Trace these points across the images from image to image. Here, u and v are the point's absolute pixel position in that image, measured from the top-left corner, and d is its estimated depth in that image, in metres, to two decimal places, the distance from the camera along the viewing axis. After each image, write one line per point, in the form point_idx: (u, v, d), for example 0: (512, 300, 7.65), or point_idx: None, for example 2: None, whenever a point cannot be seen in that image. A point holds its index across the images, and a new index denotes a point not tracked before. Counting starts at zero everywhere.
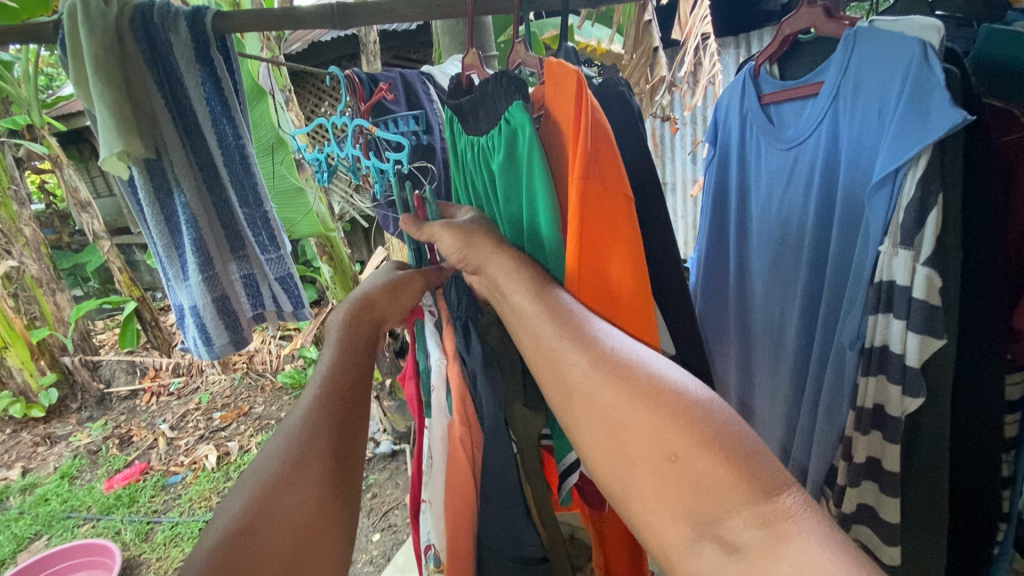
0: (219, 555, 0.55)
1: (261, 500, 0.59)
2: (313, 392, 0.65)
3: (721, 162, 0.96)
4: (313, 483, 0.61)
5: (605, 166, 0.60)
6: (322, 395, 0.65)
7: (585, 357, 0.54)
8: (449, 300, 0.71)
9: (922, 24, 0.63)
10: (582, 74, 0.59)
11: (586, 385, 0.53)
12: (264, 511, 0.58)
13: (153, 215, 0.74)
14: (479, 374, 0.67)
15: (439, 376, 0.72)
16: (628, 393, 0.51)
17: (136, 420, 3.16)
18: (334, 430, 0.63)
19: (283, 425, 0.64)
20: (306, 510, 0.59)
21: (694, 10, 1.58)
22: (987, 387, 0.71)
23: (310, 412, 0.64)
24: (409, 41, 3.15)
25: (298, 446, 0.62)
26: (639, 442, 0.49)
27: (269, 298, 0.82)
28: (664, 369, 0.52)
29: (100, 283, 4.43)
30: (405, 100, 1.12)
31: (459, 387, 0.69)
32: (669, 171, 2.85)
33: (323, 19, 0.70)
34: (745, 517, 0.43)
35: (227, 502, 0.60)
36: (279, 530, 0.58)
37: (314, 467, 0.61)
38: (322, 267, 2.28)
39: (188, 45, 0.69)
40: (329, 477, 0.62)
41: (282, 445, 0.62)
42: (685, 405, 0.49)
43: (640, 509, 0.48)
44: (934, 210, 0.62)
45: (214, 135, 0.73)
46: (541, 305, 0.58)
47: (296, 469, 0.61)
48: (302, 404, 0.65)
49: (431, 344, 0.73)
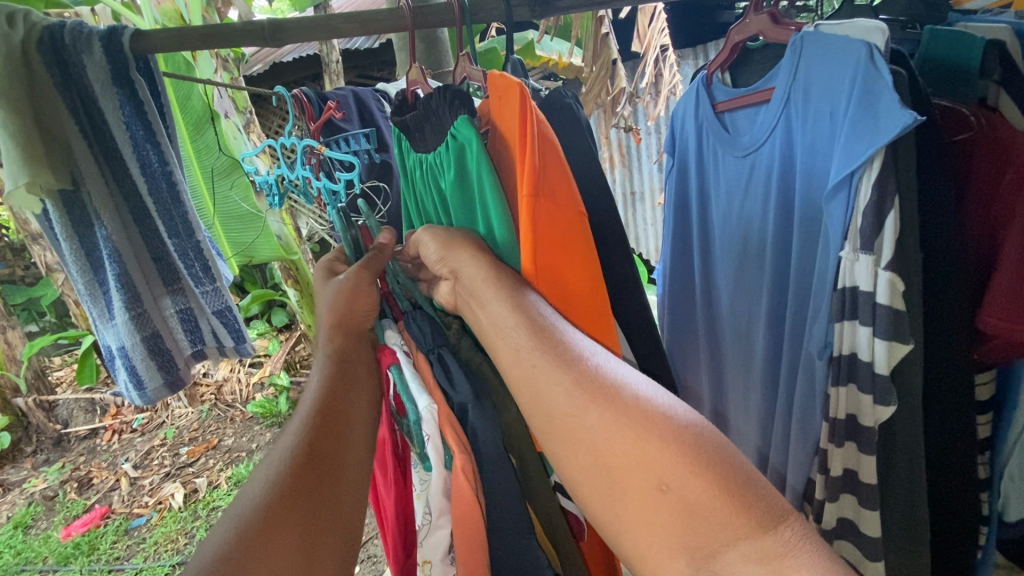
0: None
1: (243, 540, 0.47)
2: (301, 413, 0.57)
3: (679, 173, 0.95)
4: (308, 489, 0.51)
5: (556, 184, 0.57)
6: (311, 412, 0.57)
7: (562, 370, 0.49)
8: (412, 335, 0.63)
9: (867, 27, 0.62)
10: (525, 86, 0.56)
11: (564, 409, 0.47)
12: (255, 537, 0.47)
13: (72, 251, 0.68)
14: (470, 404, 0.57)
15: (433, 430, 0.55)
16: (614, 418, 0.45)
17: (96, 460, 2.98)
18: (323, 446, 0.54)
19: (271, 449, 0.55)
20: (292, 548, 0.48)
21: (650, 23, 1.61)
22: (956, 387, 0.69)
23: (299, 431, 0.55)
24: (370, 58, 3.12)
25: (285, 459, 0.53)
26: (627, 469, 0.44)
27: (208, 333, 0.76)
28: (651, 392, 0.47)
29: (56, 318, 4.20)
30: (357, 116, 1.09)
31: (458, 435, 0.55)
32: (636, 181, 2.89)
33: (254, 36, 0.66)
34: (744, 550, 0.39)
35: (215, 527, 0.49)
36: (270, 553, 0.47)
37: (301, 495, 0.51)
38: (290, 291, 2.16)
39: (103, 67, 0.64)
40: (322, 506, 0.51)
41: (272, 463, 0.53)
42: (673, 434, 0.44)
43: (630, 541, 0.44)
44: (891, 213, 0.61)
45: (136, 162, 0.67)
46: (518, 312, 0.52)
47: (283, 494, 0.50)
48: (290, 427, 0.56)
49: (415, 389, 0.57)
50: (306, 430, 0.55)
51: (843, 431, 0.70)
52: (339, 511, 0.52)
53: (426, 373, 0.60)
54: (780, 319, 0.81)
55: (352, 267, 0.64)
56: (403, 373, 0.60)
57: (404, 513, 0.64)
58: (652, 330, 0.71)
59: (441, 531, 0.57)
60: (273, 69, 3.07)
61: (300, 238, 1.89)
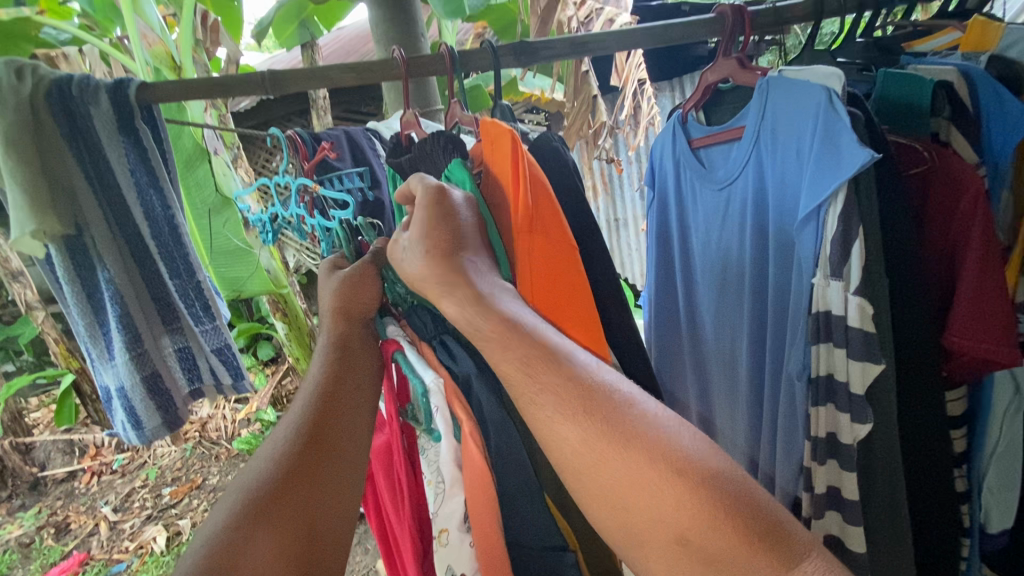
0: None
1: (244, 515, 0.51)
2: (302, 400, 0.61)
3: (660, 205, 0.99)
4: (305, 474, 0.55)
5: (551, 224, 0.61)
6: (313, 398, 0.60)
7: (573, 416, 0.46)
8: (412, 326, 0.65)
9: (824, 73, 0.68)
10: (516, 132, 0.59)
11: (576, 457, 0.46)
12: (250, 519, 0.51)
13: (74, 294, 0.69)
14: (474, 375, 0.59)
15: (442, 402, 0.56)
16: (627, 472, 0.44)
17: (74, 504, 2.88)
18: (323, 430, 0.58)
19: (271, 437, 0.58)
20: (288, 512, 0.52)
21: (627, 60, 1.69)
22: (930, 406, 0.73)
23: (298, 419, 0.59)
24: (357, 95, 3.20)
25: (286, 445, 0.56)
26: (643, 512, 0.43)
27: (206, 371, 0.77)
28: (673, 432, 0.45)
29: (34, 356, 4.10)
30: (350, 155, 1.13)
31: (464, 405, 0.56)
32: (619, 208, 2.97)
33: (255, 87, 0.70)
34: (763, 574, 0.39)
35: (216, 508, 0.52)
36: (267, 538, 0.50)
37: (301, 468, 0.55)
38: (277, 325, 2.15)
39: (110, 117, 0.67)
40: (319, 476, 0.55)
41: (273, 449, 0.56)
42: (694, 479, 0.42)
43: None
44: (857, 242, 0.65)
45: (139, 206, 0.70)
46: (507, 349, 0.50)
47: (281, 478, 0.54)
48: (293, 411, 0.60)
49: (420, 366, 0.59)
50: (305, 417, 0.59)
51: (824, 450, 0.73)
52: (336, 494, 0.56)
53: (429, 353, 0.61)
54: (763, 342, 0.85)
55: (359, 262, 0.66)
56: (407, 356, 0.61)
57: (418, 514, 0.63)
58: (640, 357, 0.73)
59: (455, 498, 0.57)
60: (260, 105, 3.13)
61: (288, 270, 1.90)
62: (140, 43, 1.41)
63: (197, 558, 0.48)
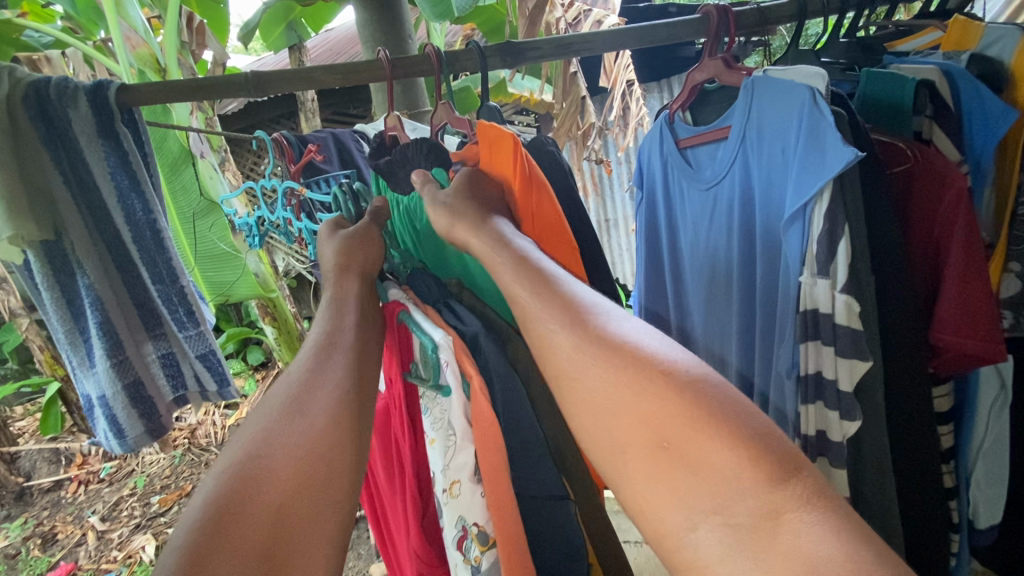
0: (203, 526, 0.42)
1: (264, 441, 0.48)
2: (313, 339, 0.59)
3: (648, 204, 0.99)
4: (327, 400, 0.52)
5: (547, 230, 0.62)
6: (325, 337, 0.58)
7: (566, 321, 0.46)
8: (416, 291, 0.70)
9: (808, 72, 0.68)
10: (517, 137, 0.61)
11: (566, 367, 0.45)
12: (274, 444, 0.48)
13: (53, 300, 0.68)
14: (482, 334, 0.61)
15: (451, 357, 0.57)
16: (614, 375, 0.42)
17: (61, 514, 2.83)
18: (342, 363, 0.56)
19: (285, 372, 0.55)
20: (310, 451, 0.48)
21: (616, 60, 1.70)
22: (918, 400, 0.73)
23: (311, 355, 0.56)
24: (346, 97, 3.19)
25: (303, 377, 0.54)
26: None
27: (191, 378, 0.76)
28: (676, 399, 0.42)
29: (19, 364, 4.05)
30: (337, 158, 1.12)
31: (474, 364, 0.57)
32: (610, 208, 2.98)
33: (237, 88, 0.69)
34: (750, 504, 0.34)
35: (232, 442, 0.49)
36: (290, 462, 0.47)
37: (320, 408, 0.51)
38: (266, 329, 2.13)
39: (88, 120, 0.65)
40: (342, 415, 0.51)
41: (289, 382, 0.54)
42: (701, 400, 0.39)
43: None
44: (842, 241, 0.65)
45: (120, 211, 0.69)
46: (520, 274, 0.51)
47: (300, 406, 0.51)
48: (305, 350, 0.58)
49: (430, 326, 0.59)
50: (319, 354, 0.56)
51: (815, 447, 0.73)
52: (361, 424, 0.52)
53: (436, 316, 0.63)
54: (751, 340, 0.85)
55: (362, 225, 0.70)
56: (413, 315, 0.63)
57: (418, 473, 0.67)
58: None
59: (465, 451, 0.57)
60: (248, 108, 3.11)
61: (277, 274, 1.89)
62: (124, 46, 1.39)
63: (217, 483, 0.45)
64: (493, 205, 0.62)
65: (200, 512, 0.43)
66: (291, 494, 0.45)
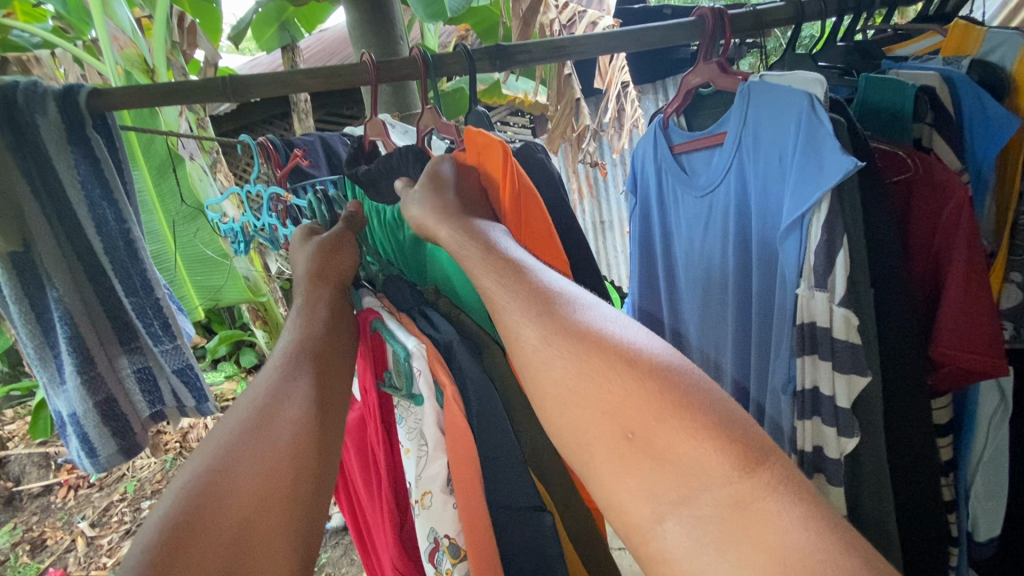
0: (158, 545, 0.39)
1: (227, 455, 0.45)
2: (282, 349, 0.56)
3: (642, 210, 0.97)
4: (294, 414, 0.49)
5: (536, 243, 0.60)
6: (295, 347, 0.56)
7: (536, 316, 0.44)
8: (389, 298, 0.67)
9: (806, 78, 0.66)
10: (506, 144, 0.59)
11: (531, 356, 0.42)
12: (237, 458, 0.45)
13: (22, 313, 0.66)
14: (456, 341, 0.58)
15: (424, 366, 0.55)
16: (598, 408, 0.39)
17: (50, 520, 2.79)
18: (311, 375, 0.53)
19: (251, 384, 0.53)
20: (275, 467, 0.45)
21: (611, 62, 1.68)
22: (914, 413, 0.71)
23: (280, 365, 0.54)
24: (339, 98, 3.16)
25: (270, 388, 0.51)
26: None
27: (169, 394, 0.73)
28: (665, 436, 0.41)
29: (8, 366, 4.00)
30: (325, 162, 1.09)
31: (448, 373, 0.55)
32: (604, 209, 2.96)
33: (214, 93, 0.66)
34: (714, 496, 0.33)
35: (192, 456, 0.46)
36: (254, 479, 0.44)
37: (288, 419, 0.49)
38: (258, 332, 2.10)
39: (57, 127, 0.62)
40: (311, 428, 0.49)
41: (255, 394, 0.51)
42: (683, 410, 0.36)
43: None
44: (841, 252, 0.63)
45: (91, 221, 0.66)
46: (488, 264, 0.49)
47: (266, 419, 0.48)
48: (273, 360, 0.55)
49: (402, 334, 0.58)
50: (288, 363, 0.54)
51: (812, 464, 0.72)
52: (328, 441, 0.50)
53: (409, 322, 0.61)
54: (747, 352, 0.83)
55: (336, 231, 0.67)
56: (385, 323, 0.61)
57: (396, 490, 0.65)
58: None
59: (438, 461, 0.55)
60: (240, 109, 3.08)
61: (267, 278, 1.86)
62: (110, 45, 1.36)
63: (175, 501, 0.42)
64: (478, 210, 0.60)
65: (155, 533, 0.40)
66: (252, 513, 0.43)
